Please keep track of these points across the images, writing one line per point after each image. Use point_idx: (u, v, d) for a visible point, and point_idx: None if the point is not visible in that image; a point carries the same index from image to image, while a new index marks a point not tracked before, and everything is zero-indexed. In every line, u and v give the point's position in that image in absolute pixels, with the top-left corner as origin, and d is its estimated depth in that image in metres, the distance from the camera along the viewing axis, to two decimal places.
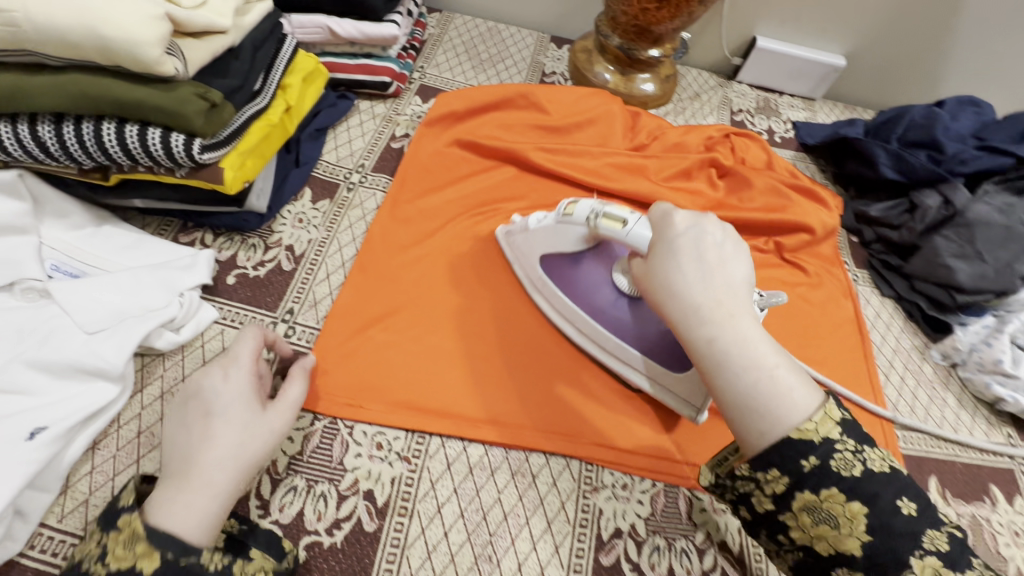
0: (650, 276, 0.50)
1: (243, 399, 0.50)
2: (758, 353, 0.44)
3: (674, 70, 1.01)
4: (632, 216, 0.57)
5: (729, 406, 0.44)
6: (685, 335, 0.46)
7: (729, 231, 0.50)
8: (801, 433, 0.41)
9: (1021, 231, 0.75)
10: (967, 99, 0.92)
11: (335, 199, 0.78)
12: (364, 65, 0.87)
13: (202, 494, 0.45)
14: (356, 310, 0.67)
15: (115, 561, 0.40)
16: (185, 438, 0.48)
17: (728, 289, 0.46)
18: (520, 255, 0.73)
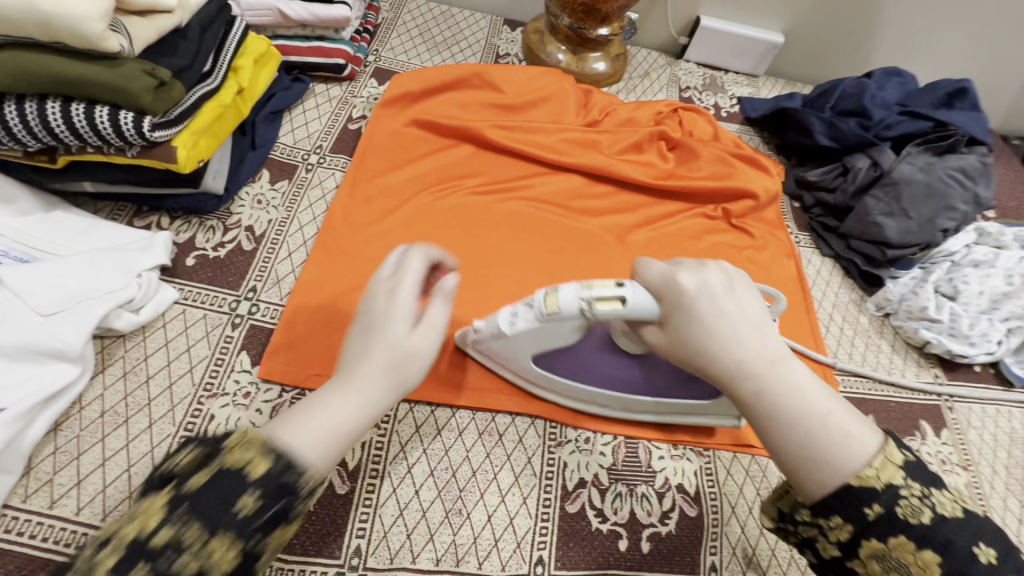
0: (679, 343, 0.50)
1: (396, 320, 0.48)
2: (806, 401, 0.46)
3: (623, 49, 1.05)
4: (624, 287, 0.51)
5: (786, 457, 0.46)
6: (733, 392, 0.48)
7: (733, 277, 0.51)
8: (862, 481, 0.43)
9: (939, 187, 0.83)
10: (891, 70, 0.99)
11: (294, 179, 0.78)
12: (317, 48, 0.87)
13: (352, 397, 0.45)
14: (319, 285, 0.68)
15: (234, 456, 0.40)
16: (350, 344, 0.48)
17: (758, 342, 0.48)
18: (501, 358, 0.63)
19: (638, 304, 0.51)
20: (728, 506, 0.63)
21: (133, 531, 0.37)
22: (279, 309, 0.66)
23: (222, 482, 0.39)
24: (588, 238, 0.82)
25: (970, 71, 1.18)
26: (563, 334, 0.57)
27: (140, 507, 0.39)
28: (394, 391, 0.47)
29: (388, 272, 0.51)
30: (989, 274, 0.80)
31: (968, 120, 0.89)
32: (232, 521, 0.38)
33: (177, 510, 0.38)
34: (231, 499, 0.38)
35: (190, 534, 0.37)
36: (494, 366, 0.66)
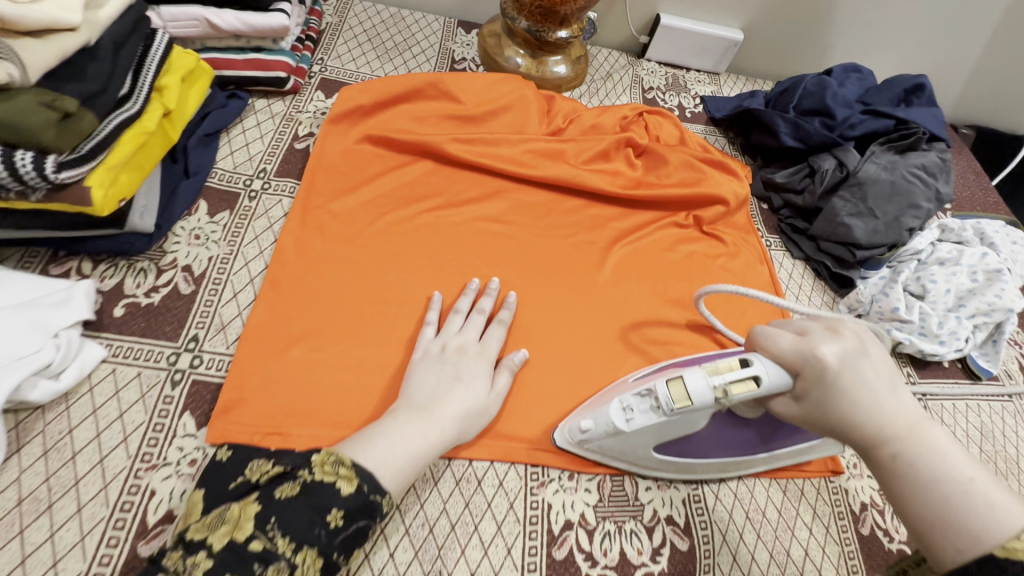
0: (811, 410, 0.50)
1: (481, 374, 0.61)
2: (946, 466, 0.44)
3: (583, 51, 1.01)
4: (755, 364, 0.51)
5: (920, 522, 0.44)
6: (867, 455, 0.48)
7: (865, 341, 0.50)
8: (1008, 552, 0.39)
9: (903, 185, 0.83)
10: (850, 66, 0.99)
11: (236, 209, 0.71)
12: (254, 61, 0.80)
13: (432, 431, 0.54)
14: (272, 330, 0.62)
15: (321, 474, 0.47)
16: (435, 384, 0.58)
17: (897, 406, 0.47)
18: (614, 454, 0.61)
19: (771, 380, 0.50)
20: (719, 533, 0.61)
21: (230, 535, 0.44)
22: (226, 359, 0.60)
23: (312, 498, 0.46)
24: (559, 255, 0.78)
25: (920, 64, 1.20)
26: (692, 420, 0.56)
27: (235, 509, 0.46)
28: (459, 436, 0.57)
29: (474, 336, 0.64)
30: (955, 271, 0.80)
31: (927, 117, 0.89)
32: (320, 532, 0.45)
33: (266, 522, 0.45)
34: (319, 514, 0.46)
35: (280, 543, 0.44)
36: (608, 461, 0.62)
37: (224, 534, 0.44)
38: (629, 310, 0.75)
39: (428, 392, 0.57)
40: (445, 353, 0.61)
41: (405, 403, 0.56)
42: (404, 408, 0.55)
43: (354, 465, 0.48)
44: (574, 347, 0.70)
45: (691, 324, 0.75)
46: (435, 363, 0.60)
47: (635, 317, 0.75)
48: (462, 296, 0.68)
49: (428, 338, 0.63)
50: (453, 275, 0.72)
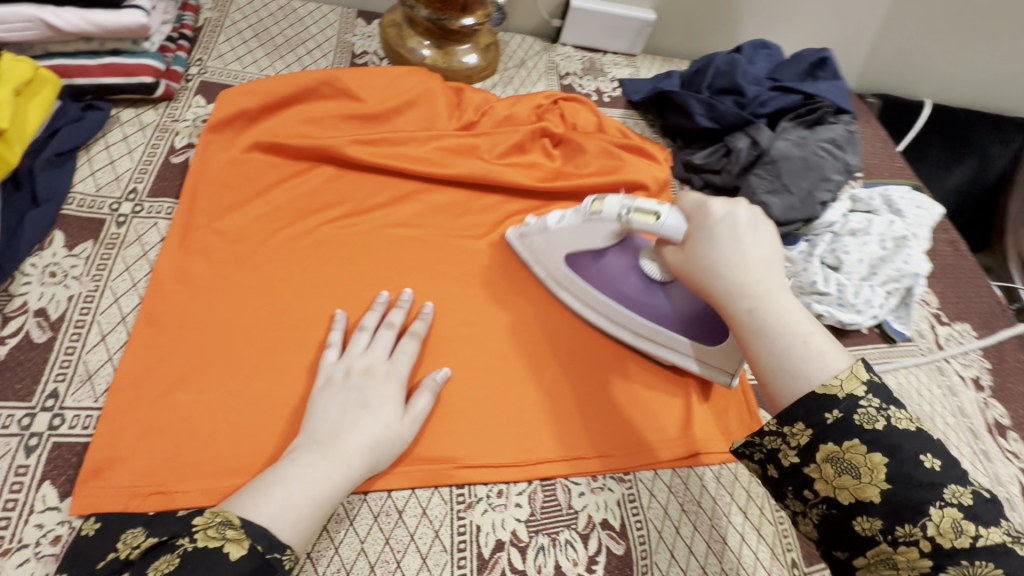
0: (690, 261, 0.57)
1: (392, 400, 0.56)
2: (789, 320, 0.50)
3: (493, 38, 0.96)
4: (664, 206, 0.59)
5: (764, 370, 0.50)
6: (728, 311, 0.53)
7: (758, 216, 0.56)
8: (825, 389, 0.46)
9: (814, 160, 0.84)
10: (759, 42, 0.99)
11: (101, 238, 0.62)
12: (112, 66, 0.70)
13: (337, 470, 0.50)
14: (150, 373, 0.55)
15: (204, 540, 0.42)
16: (339, 416, 0.53)
17: (763, 268, 0.53)
18: (540, 255, 0.72)
19: (670, 222, 0.58)
20: (655, 531, 0.60)
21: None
22: (95, 414, 0.52)
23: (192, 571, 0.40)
24: (478, 258, 0.74)
25: (827, 36, 1.23)
26: (599, 237, 0.66)
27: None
28: (372, 468, 0.52)
29: (382, 355, 0.59)
30: (866, 241, 0.82)
31: (832, 90, 0.90)
32: None
33: None
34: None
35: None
36: (530, 263, 0.74)
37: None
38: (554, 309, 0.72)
39: (332, 424, 0.52)
40: (350, 378, 0.56)
41: (306, 439, 0.52)
42: (304, 447, 0.50)
43: (245, 526, 0.43)
44: (497, 351, 0.67)
45: None
46: (339, 392, 0.55)
47: (559, 317, 0.72)
48: (370, 312, 0.63)
49: (330, 362, 0.58)
50: (361, 290, 0.66)
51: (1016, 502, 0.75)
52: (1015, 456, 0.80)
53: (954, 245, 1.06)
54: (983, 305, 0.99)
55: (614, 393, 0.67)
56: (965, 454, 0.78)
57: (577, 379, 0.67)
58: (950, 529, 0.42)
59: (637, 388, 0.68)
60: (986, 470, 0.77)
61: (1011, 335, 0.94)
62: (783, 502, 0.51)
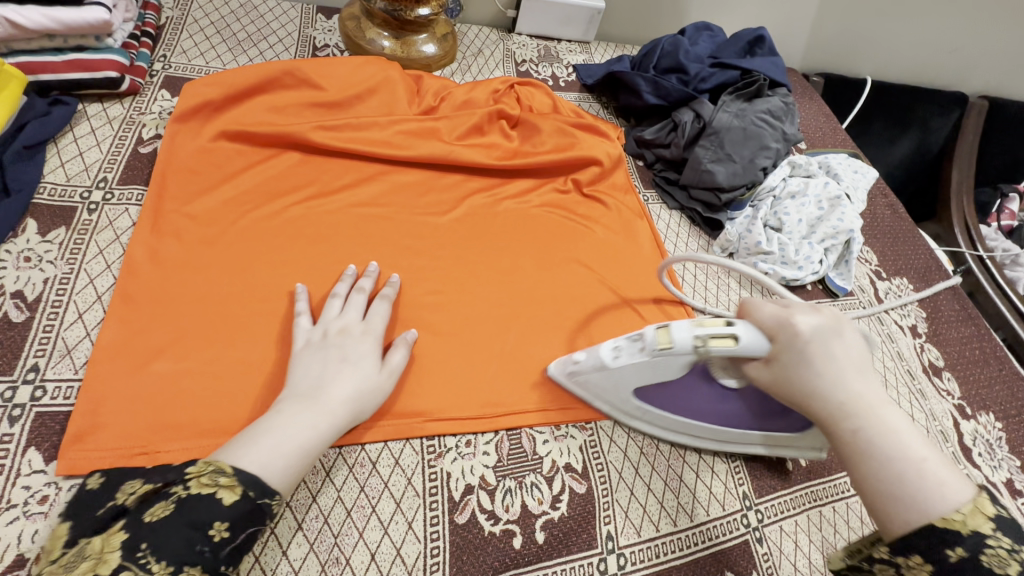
0: (780, 377, 0.53)
1: (370, 357, 0.60)
2: (900, 442, 0.47)
3: (450, 28, 1.00)
4: (738, 326, 0.54)
5: (875, 499, 0.47)
6: (830, 431, 0.50)
7: (842, 322, 0.54)
8: (948, 523, 0.43)
9: (753, 129, 0.90)
10: (701, 24, 1.06)
11: (73, 225, 0.65)
12: (76, 62, 0.73)
13: (322, 419, 0.53)
14: (128, 346, 0.58)
15: (196, 487, 0.45)
16: (320, 371, 0.57)
17: (861, 383, 0.50)
18: (599, 391, 0.65)
19: (749, 342, 0.53)
20: (615, 472, 0.64)
21: (93, 569, 0.41)
22: (76, 385, 0.55)
23: (187, 514, 0.44)
24: (442, 232, 0.78)
25: (768, 20, 1.30)
26: (668, 369, 0.59)
27: (97, 543, 0.42)
28: (355, 416, 0.56)
29: (356, 316, 0.63)
30: (804, 202, 0.88)
31: (768, 65, 0.97)
32: (206, 546, 0.43)
33: (137, 550, 0.42)
34: (198, 531, 0.43)
35: (155, 568, 0.41)
36: (588, 398, 0.67)
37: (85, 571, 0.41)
38: (516, 277, 0.77)
39: (313, 378, 0.56)
40: (327, 338, 0.60)
41: (288, 392, 0.55)
42: (288, 399, 0.54)
43: (236, 472, 0.46)
44: (463, 317, 0.71)
45: (576, 280, 0.78)
46: (318, 350, 0.59)
47: (523, 285, 0.76)
48: (339, 283, 0.67)
49: (305, 329, 0.61)
50: (329, 266, 0.70)
51: (950, 434, 0.82)
52: (949, 394, 0.87)
53: (892, 209, 1.14)
54: (920, 260, 1.07)
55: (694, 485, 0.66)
56: (903, 394, 0.84)
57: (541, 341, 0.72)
58: None
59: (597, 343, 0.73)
60: (922, 407, 0.84)
61: (944, 286, 1.02)
62: None
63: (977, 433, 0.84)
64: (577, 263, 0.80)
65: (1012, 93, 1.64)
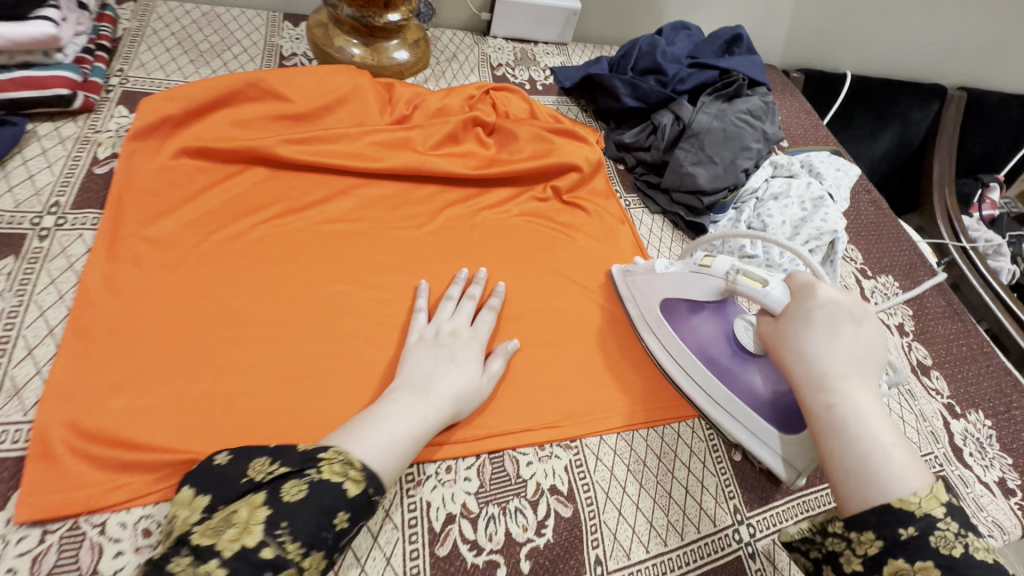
0: (781, 338, 0.57)
1: (475, 359, 0.63)
2: (877, 425, 0.49)
3: (422, 33, 0.97)
4: (773, 278, 0.62)
5: (836, 470, 0.49)
6: (807, 400, 0.53)
7: (863, 310, 0.55)
8: (902, 502, 0.45)
9: (733, 130, 0.88)
10: (678, 24, 1.04)
11: (23, 254, 0.61)
12: (25, 80, 0.69)
13: (431, 412, 0.56)
14: (81, 382, 0.54)
15: (330, 473, 0.47)
16: (431, 367, 0.60)
17: (852, 364, 0.52)
18: (637, 294, 0.75)
19: (776, 291, 0.60)
20: (602, 492, 0.62)
21: (241, 538, 0.43)
22: (25, 428, 0.52)
23: (320, 499, 0.46)
24: (417, 247, 0.75)
25: (746, 17, 1.29)
26: (699, 290, 0.68)
27: (243, 512, 0.45)
28: (455, 415, 0.59)
29: (466, 321, 0.66)
30: (787, 204, 0.87)
31: (747, 64, 0.95)
32: (328, 534, 0.45)
33: (277, 527, 0.44)
34: (327, 517, 0.45)
35: (290, 548, 0.44)
36: (626, 301, 0.77)
37: (233, 539, 0.43)
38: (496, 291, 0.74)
39: (424, 372, 0.59)
40: (440, 337, 0.63)
41: (401, 383, 0.58)
42: (402, 389, 0.57)
43: (364, 468, 0.49)
44: None
45: (558, 292, 0.76)
46: (430, 348, 0.62)
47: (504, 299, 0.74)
48: (453, 285, 0.70)
49: (422, 324, 0.65)
50: (299, 287, 0.67)
51: (940, 434, 0.81)
52: (938, 393, 0.87)
53: (876, 205, 1.13)
54: (905, 257, 1.06)
55: (686, 496, 0.64)
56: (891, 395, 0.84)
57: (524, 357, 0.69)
58: None
59: (583, 356, 0.72)
60: (911, 408, 0.83)
61: (930, 283, 1.01)
62: None
63: (967, 433, 0.83)
64: (560, 273, 0.78)
65: (991, 83, 1.64)
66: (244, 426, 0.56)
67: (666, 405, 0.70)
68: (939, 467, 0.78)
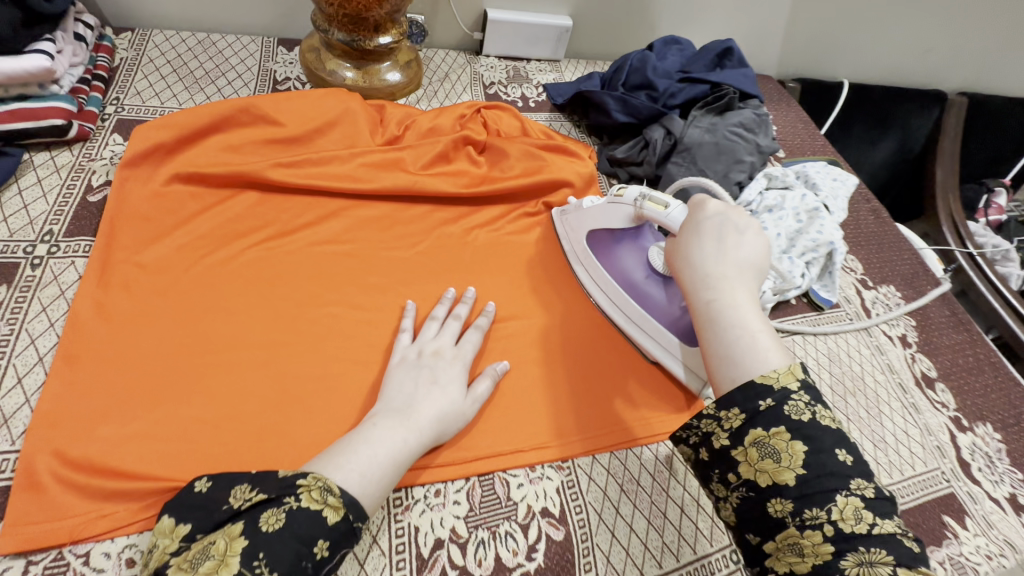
0: (677, 253, 0.63)
1: (457, 381, 0.62)
2: (748, 317, 0.55)
3: (413, 53, 0.98)
4: (674, 201, 0.67)
5: (711, 357, 0.55)
6: (692, 300, 0.59)
7: (749, 225, 0.61)
8: (762, 377, 0.51)
9: (725, 144, 0.88)
10: (669, 38, 1.05)
11: (16, 282, 0.62)
12: (21, 111, 0.71)
13: (411, 434, 0.56)
14: (68, 411, 0.54)
15: (308, 501, 0.47)
16: (412, 390, 0.59)
17: (732, 267, 0.58)
18: (569, 230, 0.81)
19: (676, 213, 0.66)
20: (595, 514, 0.61)
21: (216, 571, 0.42)
22: (12, 457, 0.52)
23: (298, 527, 0.46)
24: (408, 267, 0.75)
25: (741, 29, 1.29)
26: (617, 220, 0.74)
27: (220, 543, 0.44)
28: (437, 438, 0.58)
29: (449, 341, 0.66)
30: (782, 216, 0.85)
31: (738, 77, 0.95)
32: (309, 562, 0.45)
33: (254, 558, 0.43)
34: (306, 546, 0.45)
35: None
36: (562, 238, 0.82)
37: (209, 572, 0.42)
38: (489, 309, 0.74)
39: (405, 396, 0.59)
40: (423, 357, 0.63)
41: (382, 408, 0.58)
42: (382, 414, 0.57)
43: (343, 494, 0.48)
44: None
45: (547, 309, 0.76)
46: (412, 368, 0.62)
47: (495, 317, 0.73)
48: (438, 305, 0.70)
49: (405, 343, 0.65)
50: (289, 309, 0.67)
51: (947, 448, 0.79)
52: (944, 406, 0.84)
53: (876, 214, 1.12)
54: (907, 266, 1.04)
55: (680, 515, 0.62)
56: (895, 409, 0.82)
57: (514, 375, 0.69)
58: (851, 515, 0.45)
59: (572, 373, 0.70)
60: (916, 422, 0.81)
61: (935, 293, 0.99)
62: (709, 486, 0.54)
63: (975, 447, 0.81)
64: (552, 291, 0.78)
65: (993, 88, 1.63)
66: (231, 452, 0.55)
67: (604, 431, 0.67)
68: (946, 483, 0.76)
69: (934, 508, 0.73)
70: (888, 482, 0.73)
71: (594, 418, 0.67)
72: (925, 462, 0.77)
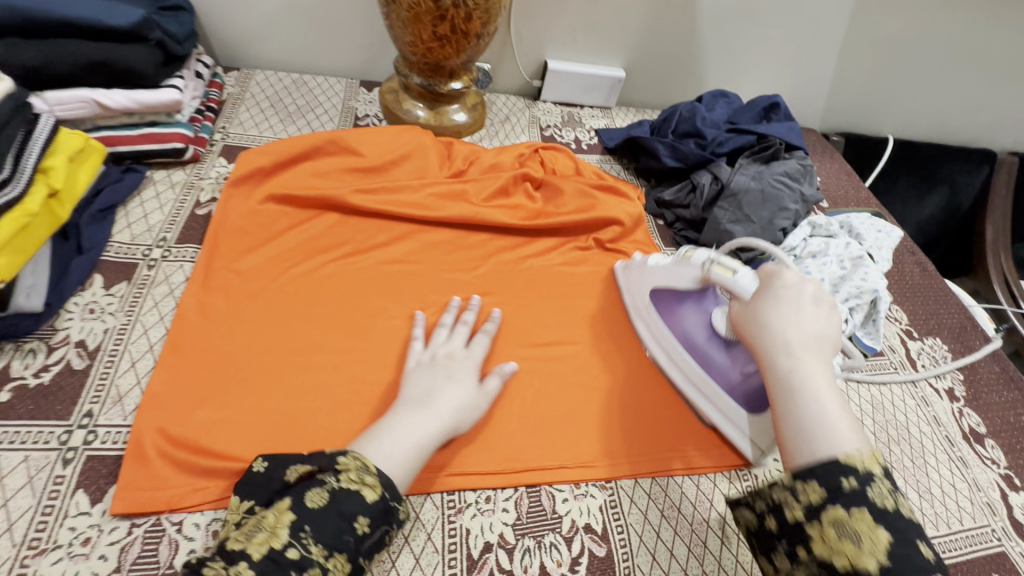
0: (751, 316, 0.62)
1: (468, 374, 0.67)
2: (829, 394, 0.54)
3: (479, 98, 1.08)
4: (743, 267, 0.67)
5: (790, 430, 0.54)
6: (770, 366, 0.58)
7: (824, 296, 0.62)
8: (849, 459, 0.50)
9: (771, 191, 0.93)
10: (718, 92, 1.11)
11: (134, 279, 0.72)
12: (149, 135, 0.83)
13: (432, 421, 0.60)
14: (171, 394, 0.62)
15: (347, 481, 0.52)
16: (429, 384, 0.64)
17: (809, 336, 0.58)
18: (632, 285, 0.82)
19: (745, 280, 0.66)
20: (636, 535, 0.63)
21: (268, 542, 0.48)
22: (124, 430, 0.59)
23: (339, 505, 0.50)
24: (467, 288, 0.81)
25: (787, 84, 1.35)
26: (680, 280, 0.74)
27: (271, 517, 0.50)
28: (455, 429, 0.62)
29: (460, 344, 0.71)
30: (825, 261, 0.88)
31: (784, 130, 1.01)
32: (350, 537, 0.50)
33: (301, 531, 0.49)
34: (346, 521, 0.50)
35: (314, 550, 0.48)
36: (623, 290, 0.84)
37: (262, 542, 0.48)
38: (540, 331, 0.79)
39: (424, 389, 0.64)
40: (436, 359, 0.68)
41: (404, 400, 0.62)
42: (403, 405, 0.61)
43: (379, 474, 0.53)
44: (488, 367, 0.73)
45: (593, 338, 0.80)
46: (427, 369, 0.66)
47: (547, 340, 0.78)
48: (445, 313, 0.75)
49: (418, 350, 0.69)
50: (360, 320, 0.74)
51: (998, 506, 0.78)
52: (994, 463, 0.83)
53: (922, 266, 1.13)
54: (954, 320, 1.04)
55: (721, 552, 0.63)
56: (942, 461, 0.81)
57: (562, 396, 0.73)
58: None
59: (612, 400, 0.74)
60: (964, 476, 0.80)
61: (985, 349, 0.98)
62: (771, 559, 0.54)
63: None
64: (599, 320, 0.82)
65: None
66: (307, 444, 0.61)
67: (657, 463, 0.69)
68: (997, 541, 0.74)
69: (984, 565, 0.71)
70: (933, 534, 0.73)
71: (634, 446, 0.70)
72: (974, 518, 0.76)
